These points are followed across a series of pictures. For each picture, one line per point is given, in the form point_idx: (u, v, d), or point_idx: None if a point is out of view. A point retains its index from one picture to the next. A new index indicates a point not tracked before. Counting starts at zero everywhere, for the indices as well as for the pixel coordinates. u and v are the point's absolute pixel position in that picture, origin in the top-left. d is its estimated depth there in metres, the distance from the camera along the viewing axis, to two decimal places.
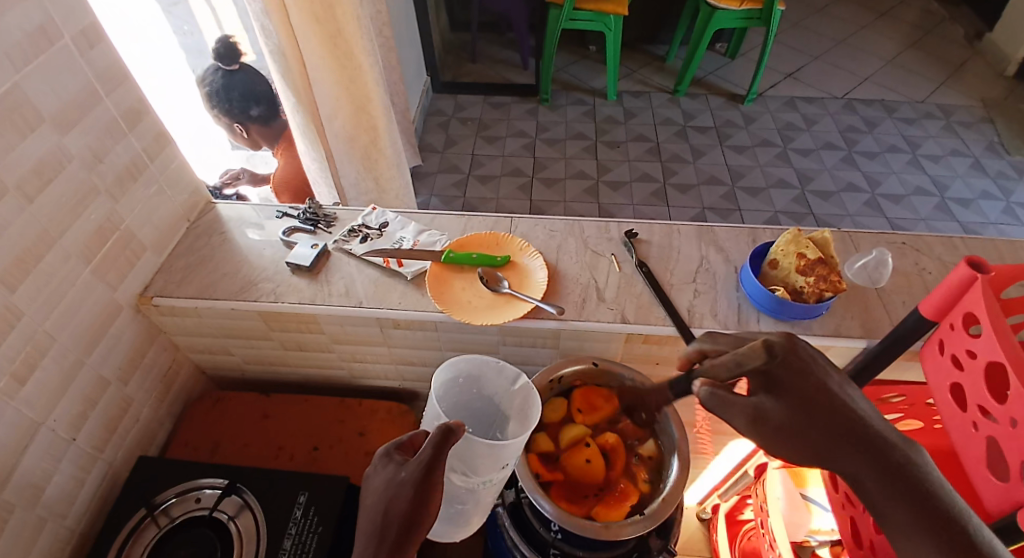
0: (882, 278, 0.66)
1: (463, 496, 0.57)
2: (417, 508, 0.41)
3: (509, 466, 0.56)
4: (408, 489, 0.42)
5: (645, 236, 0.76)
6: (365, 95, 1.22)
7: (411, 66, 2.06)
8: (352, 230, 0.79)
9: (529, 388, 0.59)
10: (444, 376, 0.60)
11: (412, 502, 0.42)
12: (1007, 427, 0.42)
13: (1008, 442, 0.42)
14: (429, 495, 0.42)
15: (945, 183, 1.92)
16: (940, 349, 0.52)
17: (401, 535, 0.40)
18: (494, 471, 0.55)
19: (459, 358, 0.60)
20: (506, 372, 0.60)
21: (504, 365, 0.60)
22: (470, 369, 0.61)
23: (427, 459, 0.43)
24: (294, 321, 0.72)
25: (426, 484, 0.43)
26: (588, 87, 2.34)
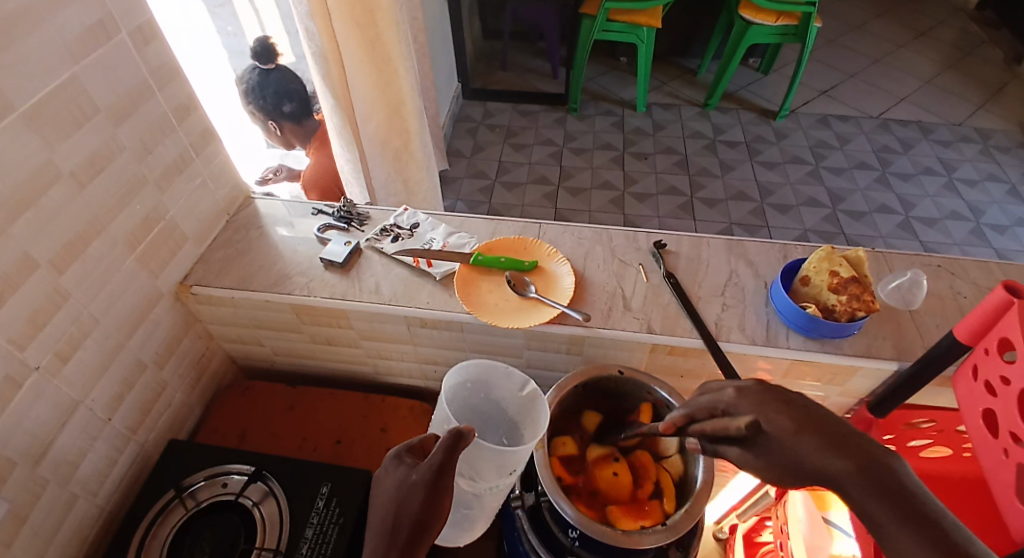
0: (917, 299, 0.65)
1: (471, 500, 0.58)
2: (428, 510, 0.43)
3: (515, 472, 0.56)
4: (420, 492, 0.44)
5: (673, 247, 0.76)
6: (399, 97, 1.24)
7: (443, 72, 2.10)
8: (384, 229, 0.81)
9: (537, 395, 0.60)
10: (452, 381, 0.60)
11: (423, 504, 0.43)
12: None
13: None
14: (440, 498, 0.44)
15: (982, 207, 1.86)
16: (974, 375, 0.51)
17: (412, 535, 0.42)
18: (500, 477, 0.55)
19: (466, 363, 0.61)
20: (514, 377, 0.61)
21: (512, 371, 0.61)
22: (478, 374, 0.62)
23: (437, 463, 0.45)
24: (326, 316, 0.74)
25: (437, 487, 0.44)
26: (617, 98, 2.35)
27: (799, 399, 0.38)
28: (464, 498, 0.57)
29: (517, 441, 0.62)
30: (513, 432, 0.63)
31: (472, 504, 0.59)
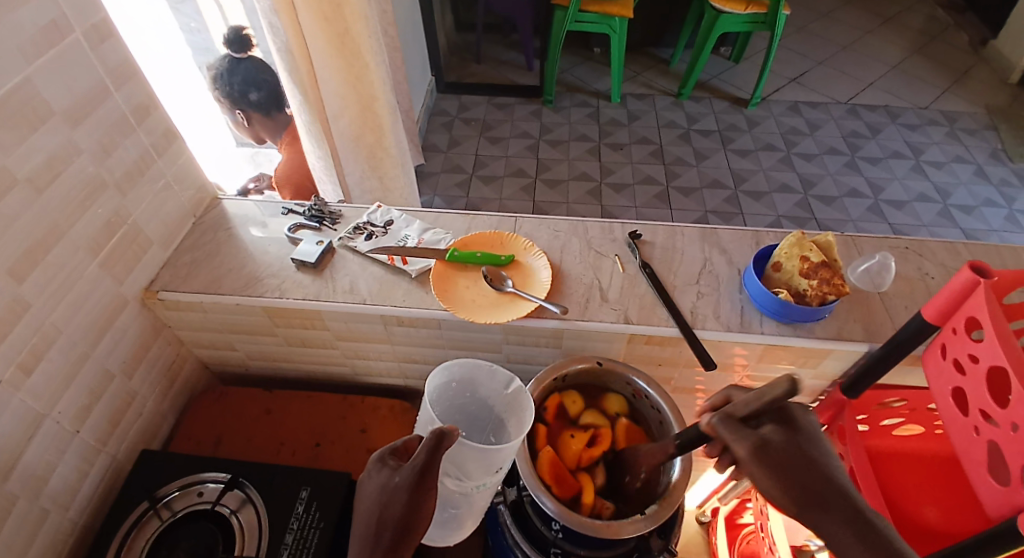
0: (884, 282, 0.66)
1: (459, 500, 0.58)
2: (412, 512, 0.43)
3: (502, 470, 0.56)
4: (403, 496, 0.43)
5: (648, 237, 0.77)
6: (371, 93, 1.22)
7: (416, 66, 2.07)
8: (357, 227, 0.79)
9: (522, 392, 0.59)
10: (438, 381, 0.60)
11: (407, 507, 0.43)
12: (1008, 430, 0.42)
13: (1009, 446, 0.42)
14: (423, 500, 0.43)
15: (947, 189, 1.92)
16: (942, 353, 0.53)
17: (396, 539, 0.42)
18: (488, 476, 0.55)
19: (451, 364, 0.60)
20: (499, 376, 0.60)
21: (496, 369, 0.60)
22: (463, 375, 0.62)
23: (419, 465, 0.44)
24: (298, 318, 0.72)
25: (421, 488, 0.44)
26: (592, 89, 2.35)
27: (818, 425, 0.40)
28: (452, 498, 0.57)
29: (505, 440, 0.61)
30: (500, 430, 0.63)
31: (458, 504, 0.58)
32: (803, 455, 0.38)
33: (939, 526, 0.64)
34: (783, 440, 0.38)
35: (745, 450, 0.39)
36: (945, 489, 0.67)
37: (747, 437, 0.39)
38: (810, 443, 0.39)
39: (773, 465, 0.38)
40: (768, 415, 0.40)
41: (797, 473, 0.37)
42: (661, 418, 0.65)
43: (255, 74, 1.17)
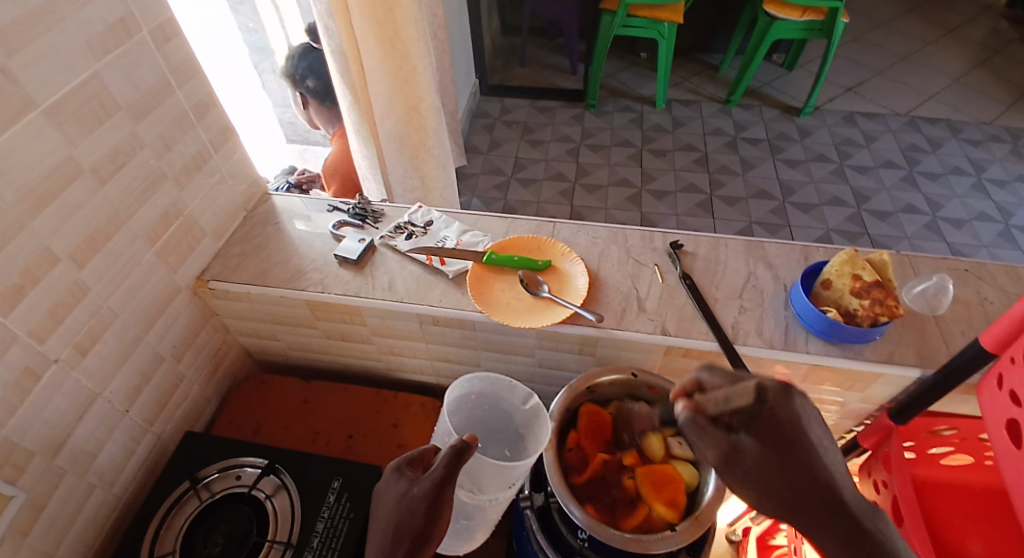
0: (942, 305, 0.64)
1: (472, 512, 0.58)
2: (430, 524, 0.44)
3: (515, 486, 0.56)
4: (420, 510, 0.44)
5: (690, 248, 0.75)
6: (417, 95, 1.26)
7: (462, 68, 2.10)
8: (398, 226, 0.80)
9: (539, 411, 0.59)
10: (457, 393, 0.61)
11: (424, 519, 0.44)
12: None
13: None
14: (438, 514, 0.44)
15: (1012, 210, 1.79)
16: (999, 384, 0.49)
17: (413, 548, 0.43)
18: (502, 490, 0.55)
19: (473, 378, 0.61)
20: (518, 391, 0.61)
21: (516, 384, 0.61)
22: (482, 388, 0.62)
23: (438, 477, 0.45)
24: (338, 312, 0.74)
25: (437, 501, 0.45)
26: (637, 94, 2.31)
27: (795, 426, 0.37)
28: (469, 511, 0.57)
29: (520, 454, 0.61)
30: (516, 444, 0.63)
31: (474, 516, 0.58)
32: (777, 468, 0.37)
33: None
34: (756, 450, 0.37)
35: (713, 455, 0.38)
36: (991, 522, 0.63)
37: (717, 443, 0.37)
38: (788, 445, 0.37)
39: (747, 475, 0.37)
40: (741, 422, 0.37)
41: (776, 482, 0.36)
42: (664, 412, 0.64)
43: (321, 64, 1.20)
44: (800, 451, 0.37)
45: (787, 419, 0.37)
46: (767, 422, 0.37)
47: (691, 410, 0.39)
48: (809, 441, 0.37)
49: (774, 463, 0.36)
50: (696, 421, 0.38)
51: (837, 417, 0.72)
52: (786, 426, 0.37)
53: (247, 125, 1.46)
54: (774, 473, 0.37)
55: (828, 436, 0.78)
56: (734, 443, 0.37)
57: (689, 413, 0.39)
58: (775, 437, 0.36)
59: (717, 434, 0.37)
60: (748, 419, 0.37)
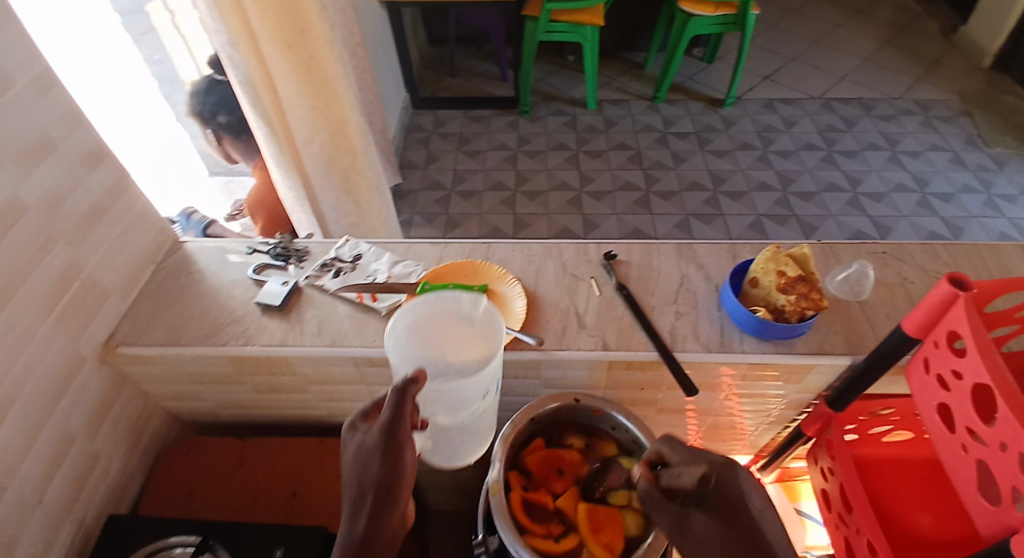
0: (864, 290, 0.66)
1: (469, 427, 0.55)
2: (389, 470, 0.42)
3: (491, 392, 0.53)
4: (377, 453, 0.43)
5: (624, 256, 0.75)
6: (341, 117, 1.24)
7: (389, 84, 2.05)
8: (324, 264, 0.77)
9: (492, 312, 0.52)
10: (402, 326, 0.52)
11: (384, 465, 0.42)
12: (997, 450, 0.40)
13: (998, 465, 0.40)
14: (395, 455, 0.42)
15: (925, 178, 1.92)
16: (926, 368, 0.51)
17: (380, 496, 0.42)
18: (479, 402, 0.52)
19: (414, 304, 0.52)
20: (465, 300, 0.53)
21: (461, 294, 0.53)
22: (431, 309, 0.53)
23: (388, 425, 0.42)
24: (265, 364, 0.69)
25: (391, 442, 0.42)
26: (568, 97, 2.34)
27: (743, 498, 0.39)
28: (463, 427, 0.54)
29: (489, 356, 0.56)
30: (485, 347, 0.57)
31: (471, 430, 0.56)
32: (725, 541, 0.37)
33: (933, 534, 0.63)
34: (704, 522, 0.39)
35: (668, 525, 0.41)
36: (934, 494, 0.66)
37: (670, 511, 0.41)
38: (735, 513, 0.38)
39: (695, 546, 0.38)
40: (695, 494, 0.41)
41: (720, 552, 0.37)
42: (611, 425, 0.65)
43: (230, 96, 1.14)
44: (741, 518, 0.38)
45: (734, 493, 0.39)
46: (717, 494, 0.40)
47: (649, 481, 0.44)
48: (752, 515, 0.38)
49: (722, 525, 0.38)
50: (651, 490, 0.43)
51: (780, 408, 0.74)
52: (732, 497, 0.39)
53: (151, 181, 1.29)
54: (722, 544, 0.37)
55: (774, 426, 0.79)
56: (684, 515, 0.40)
57: (647, 483, 0.44)
58: (721, 501, 0.39)
59: (670, 506, 0.41)
60: (699, 493, 0.40)
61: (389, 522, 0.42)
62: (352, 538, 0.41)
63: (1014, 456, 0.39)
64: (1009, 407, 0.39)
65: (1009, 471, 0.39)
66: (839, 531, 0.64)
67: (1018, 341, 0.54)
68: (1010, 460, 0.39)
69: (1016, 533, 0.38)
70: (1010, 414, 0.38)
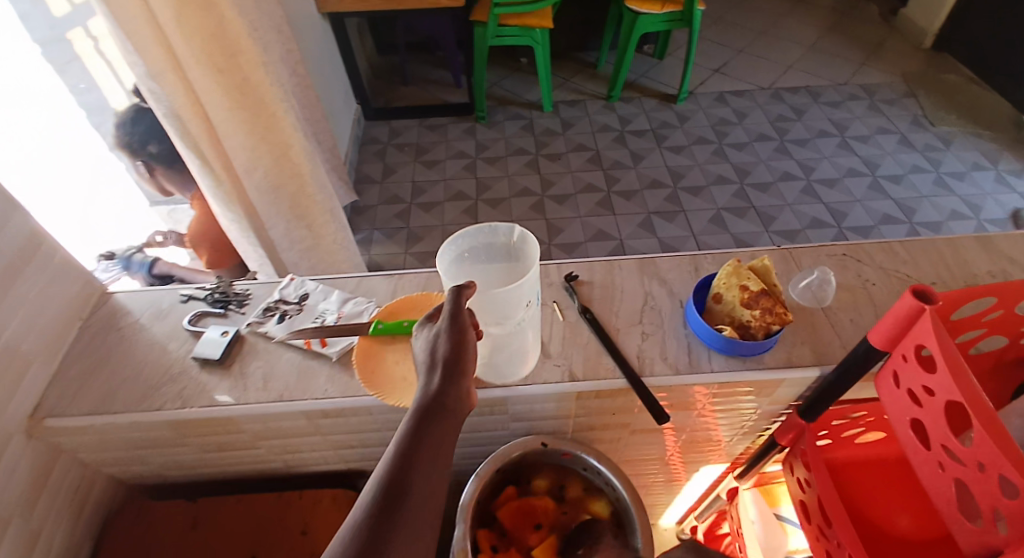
0: (827, 296, 0.65)
1: (516, 339, 0.58)
2: (456, 349, 0.46)
3: (533, 303, 0.56)
4: (445, 335, 0.47)
5: (586, 276, 0.72)
6: (283, 141, 1.15)
7: (337, 98, 1.98)
8: (267, 308, 0.71)
9: (525, 236, 0.58)
10: (453, 257, 0.59)
11: (453, 345, 0.46)
12: (975, 470, 0.39)
13: (978, 486, 0.39)
14: (460, 338, 0.46)
15: (875, 162, 1.97)
16: (896, 381, 0.50)
17: (449, 371, 0.45)
18: (521, 310, 0.55)
19: (462, 237, 0.58)
20: (500, 229, 0.59)
21: (495, 225, 0.58)
22: (475, 243, 0.59)
23: (451, 312, 0.47)
24: (208, 427, 0.64)
25: (455, 328, 0.47)
26: (524, 100, 2.31)
27: None
28: (510, 338, 0.57)
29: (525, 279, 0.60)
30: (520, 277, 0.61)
31: (509, 342, 0.58)
32: None
33: (912, 534, 0.62)
34: None
35: None
36: (908, 492, 0.65)
37: None
38: None
39: None
40: None
41: None
42: (581, 470, 0.68)
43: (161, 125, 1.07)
44: None
45: None
46: None
47: None
48: None
49: None
50: None
51: (755, 419, 0.73)
52: None
53: (75, 236, 1.09)
54: None
55: (747, 436, 0.77)
56: None
57: None
58: None
59: None
60: None
61: (459, 391, 0.44)
62: (425, 398, 0.43)
63: (993, 476, 0.37)
64: (983, 425, 0.37)
65: (987, 491, 0.38)
66: (820, 544, 0.63)
67: (983, 342, 0.53)
68: (990, 481, 0.38)
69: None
70: (984, 433, 0.37)
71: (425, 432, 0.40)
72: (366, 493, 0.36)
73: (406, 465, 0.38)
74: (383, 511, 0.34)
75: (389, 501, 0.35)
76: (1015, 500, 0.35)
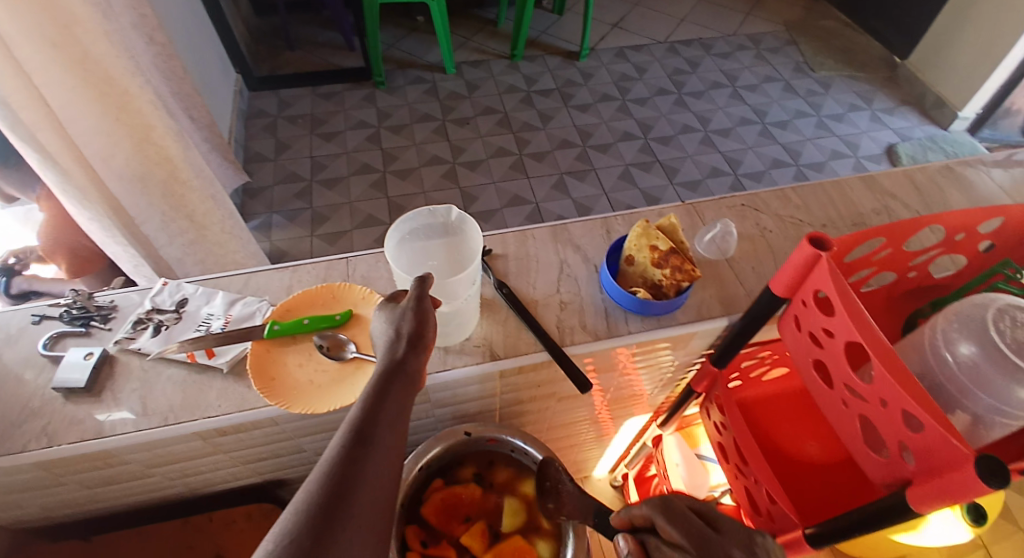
0: (730, 247, 0.67)
1: (462, 315, 0.56)
2: (420, 326, 0.44)
3: (477, 282, 0.54)
4: (409, 311, 0.45)
5: (499, 250, 0.69)
6: (144, 122, 0.97)
7: (211, 67, 1.75)
8: (138, 320, 0.61)
9: (466, 218, 0.55)
10: (392, 244, 0.54)
11: (416, 323, 0.44)
12: (879, 406, 0.43)
13: (880, 419, 0.44)
14: (422, 317, 0.45)
15: (764, 110, 2.09)
16: (797, 325, 0.52)
17: (411, 347, 0.43)
18: (467, 290, 0.53)
19: (402, 222, 0.54)
20: (439, 212, 0.55)
21: (434, 207, 0.55)
22: (414, 226, 0.55)
23: (416, 292, 0.45)
24: (84, 463, 0.55)
25: (420, 304, 0.45)
26: (424, 62, 2.18)
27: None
28: (456, 316, 0.56)
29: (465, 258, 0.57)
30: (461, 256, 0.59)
31: (457, 317, 0.56)
32: None
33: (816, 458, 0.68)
34: None
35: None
36: (810, 419, 0.71)
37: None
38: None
39: None
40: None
41: None
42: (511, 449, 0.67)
43: None
44: None
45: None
46: None
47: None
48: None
49: None
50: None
51: (673, 370, 0.75)
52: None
53: None
54: None
55: (666, 387, 0.80)
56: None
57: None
58: None
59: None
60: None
61: (419, 364, 0.43)
62: (389, 362, 0.41)
63: (895, 411, 0.42)
64: (883, 365, 0.41)
65: (893, 426, 0.42)
66: (739, 479, 0.68)
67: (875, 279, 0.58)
68: (892, 415, 0.42)
69: (909, 485, 0.42)
70: (885, 373, 0.41)
71: (389, 392, 0.39)
72: (339, 436, 0.34)
73: (374, 416, 0.37)
74: (356, 455, 0.33)
75: (361, 447, 0.34)
76: (919, 433, 0.40)
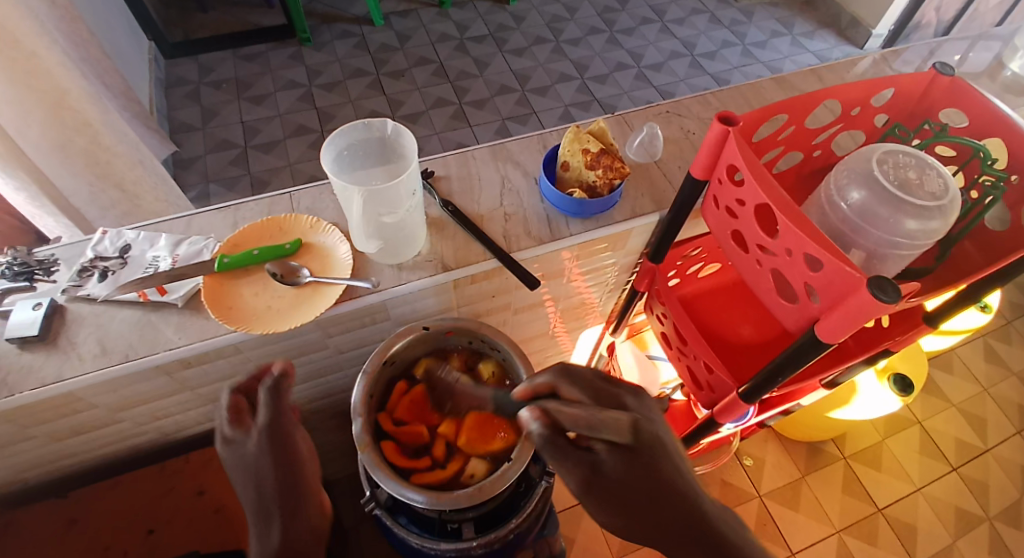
0: (657, 149, 0.72)
1: (407, 227, 0.59)
2: (285, 471, 0.43)
3: (417, 193, 0.56)
4: (268, 451, 0.44)
5: (441, 172, 0.71)
6: (56, 86, 0.91)
7: (119, 32, 1.62)
8: (82, 268, 0.61)
9: (401, 130, 0.56)
10: (329, 158, 0.55)
11: (277, 466, 0.43)
12: (786, 257, 0.49)
13: (788, 268, 0.50)
14: (288, 451, 0.44)
15: (693, 42, 2.14)
16: (716, 204, 0.58)
17: (286, 506, 0.42)
18: (406, 201, 0.55)
19: (337, 135, 0.55)
20: (375, 125, 0.56)
21: (370, 120, 0.55)
22: (351, 141, 0.56)
23: (266, 428, 0.45)
24: (51, 410, 0.55)
25: (277, 438, 0.45)
26: (350, 15, 2.09)
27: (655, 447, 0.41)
28: (402, 228, 0.58)
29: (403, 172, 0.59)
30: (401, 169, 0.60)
31: (402, 228, 0.59)
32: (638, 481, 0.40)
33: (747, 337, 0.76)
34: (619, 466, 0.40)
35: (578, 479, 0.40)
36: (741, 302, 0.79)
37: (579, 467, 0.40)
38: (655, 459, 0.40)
39: (607, 490, 0.40)
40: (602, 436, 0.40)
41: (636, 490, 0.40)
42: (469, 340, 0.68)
43: None
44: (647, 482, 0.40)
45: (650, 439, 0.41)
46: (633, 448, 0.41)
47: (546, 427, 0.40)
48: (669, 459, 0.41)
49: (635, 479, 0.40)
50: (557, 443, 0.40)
51: (616, 274, 0.80)
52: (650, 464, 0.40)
53: None
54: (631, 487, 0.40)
55: (614, 293, 0.86)
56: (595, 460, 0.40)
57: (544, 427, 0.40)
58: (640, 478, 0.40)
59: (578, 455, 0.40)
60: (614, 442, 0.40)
61: (306, 517, 0.42)
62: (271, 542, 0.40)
63: (798, 257, 0.48)
64: (785, 217, 0.46)
65: (798, 270, 0.48)
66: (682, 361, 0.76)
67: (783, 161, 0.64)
68: (796, 262, 0.48)
69: (817, 320, 0.48)
70: (788, 223, 0.46)
71: None
72: None
73: None
74: None
75: None
76: (818, 273, 0.46)
